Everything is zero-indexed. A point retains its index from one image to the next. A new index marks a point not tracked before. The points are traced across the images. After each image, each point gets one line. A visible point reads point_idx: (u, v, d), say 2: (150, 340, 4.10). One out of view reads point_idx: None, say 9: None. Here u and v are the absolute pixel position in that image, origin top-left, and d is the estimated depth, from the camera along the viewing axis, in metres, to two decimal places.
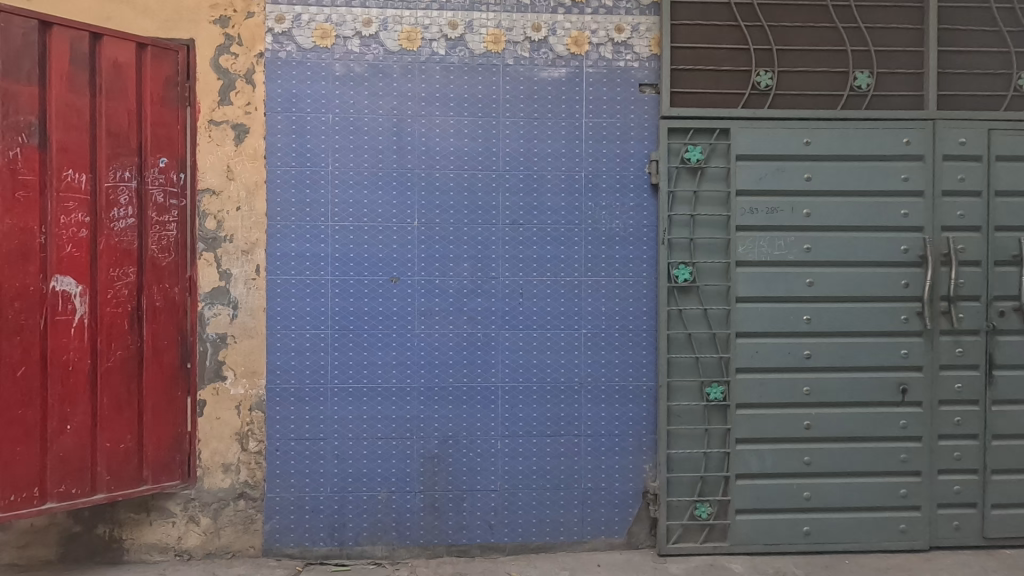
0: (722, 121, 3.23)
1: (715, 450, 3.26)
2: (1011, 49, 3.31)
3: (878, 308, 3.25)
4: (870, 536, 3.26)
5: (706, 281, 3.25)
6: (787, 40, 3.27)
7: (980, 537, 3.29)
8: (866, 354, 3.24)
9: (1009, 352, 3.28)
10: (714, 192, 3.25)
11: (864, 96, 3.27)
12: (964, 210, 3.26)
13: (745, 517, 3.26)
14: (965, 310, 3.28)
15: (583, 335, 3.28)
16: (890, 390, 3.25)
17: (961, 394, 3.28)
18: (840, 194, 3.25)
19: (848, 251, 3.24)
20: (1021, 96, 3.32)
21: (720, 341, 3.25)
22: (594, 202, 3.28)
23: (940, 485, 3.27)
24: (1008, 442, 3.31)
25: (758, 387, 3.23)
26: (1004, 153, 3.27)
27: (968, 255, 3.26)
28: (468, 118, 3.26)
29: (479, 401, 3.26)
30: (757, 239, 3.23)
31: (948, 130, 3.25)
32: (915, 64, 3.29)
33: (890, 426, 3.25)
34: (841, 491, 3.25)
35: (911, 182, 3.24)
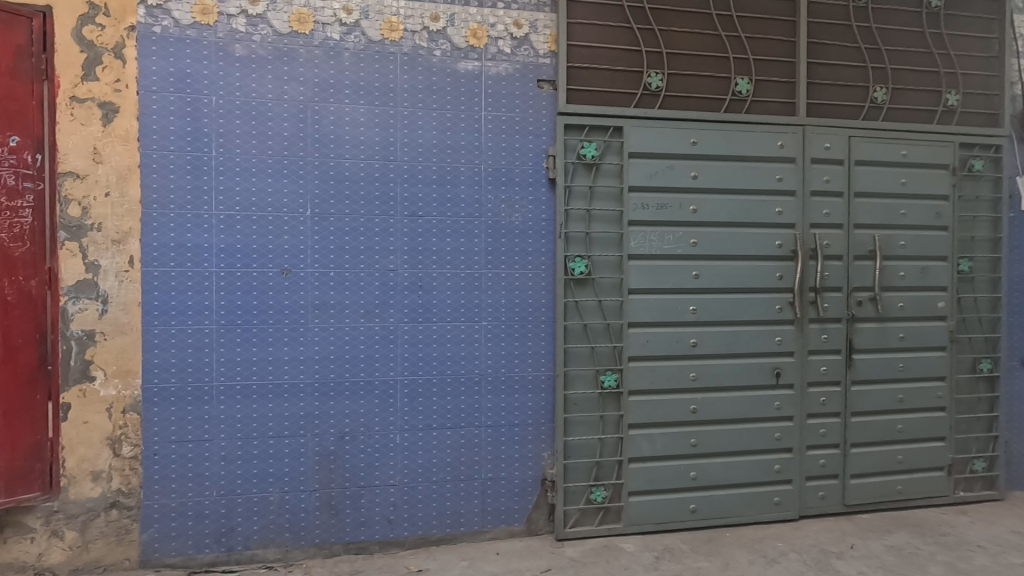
0: (615, 119, 3.35)
1: (610, 436, 3.39)
2: (868, 64, 3.66)
3: (756, 299, 3.50)
4: (748, 511, 3.52)
5: (602, 274, 3.36)
6: (675, 45, 3.44)
7: (842, 504, 3.65)
8: (745, 342, 3.49)
9: (866, 338, 3.65)
10: (608, 188, 3.36)
11: (744, 100, 3.50)
12: (829, 209, 3.58)
13: (637, 498, 3.41)
14: (830, 300, 3.60)
15: (483, 327, 3.30)
16: (766, 374, 3.52)
17: (826, 376, 3.61)
18: (723, 193, 3.47)
19: (730, 245, 3.46)
20: (876, 107, 3.68)
21: (614, 332, 3.38)
22: (494, 195, 3.30)
23: (808, 460, 3.59)
24: (865, 418, 3.68)
25: (649, 374, 3.40)
26: (862, 158, 3.62)
27: (832, 250, 3.59)
28: (364, 106, 3.18)
29: (377, 395, 3.20)
30: (648, 234, 3.38)
31: (815, 136, 3.55)
32: (788, 73, 3.56)
33: (765, 407, 3.52)
34: (723, 470, 3.48)
35: (784, 182, 3.51)
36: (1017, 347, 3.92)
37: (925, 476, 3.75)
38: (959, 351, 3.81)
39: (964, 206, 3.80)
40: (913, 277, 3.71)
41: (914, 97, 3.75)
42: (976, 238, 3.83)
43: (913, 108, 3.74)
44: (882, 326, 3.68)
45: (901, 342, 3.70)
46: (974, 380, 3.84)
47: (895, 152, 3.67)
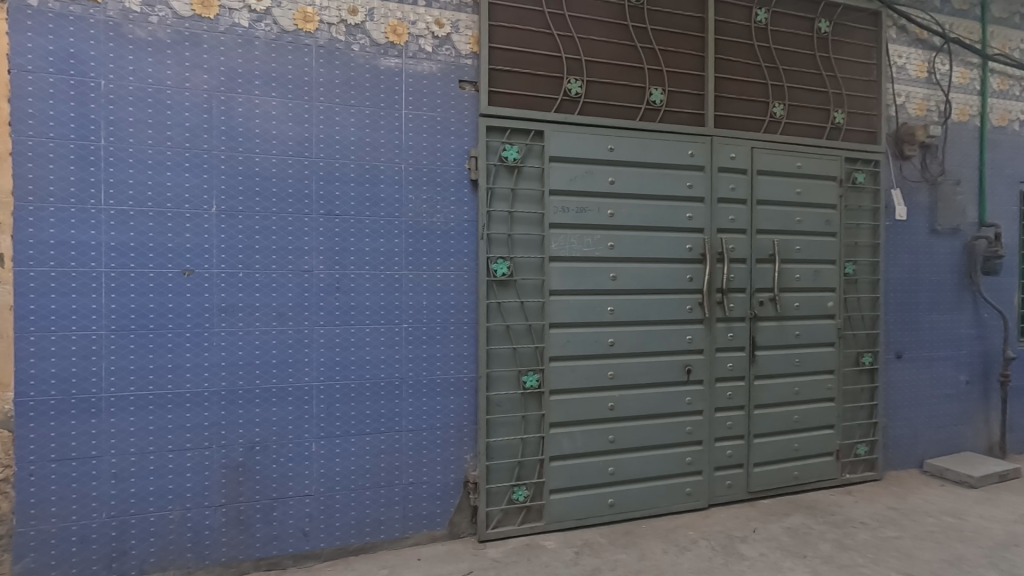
0: (537, 122, 3.39)
1: (532, 436, 3.42)
2: (768, 82, 3.95)
3: (669, 300, 3.67)
4: (663, 502, 3.67)
5: (523, 275, 3.39)
6: (594, 54, 3.54)
7: (746, 491, 3.90)
8: (659, 341, 3.65)
9: (767, 335, 3.93)
10: (529, 191, 3.39)
11: (658, 110, 3.66)
12: (734, 215, 3.82)
13: (559, 496, 3.47)
14: (735, 301, 3.84)
15: (404, 329, 3.23)
16: (678, 371, 3.70)
17: (732, 371, 3.84)
18: (639, 198, 3.61)
19: (645, 248, 3.61)
20: (774, 122, 3.97)
21: (536, 332, 3.43)
22: (415, 195, 3.25)
23: (717, 451, 3.81)
24: (766, 410, 3.95)
25: (569, 373, 3.47)
26: (763, 168, 3.90)
27: (737, 253, 3.83)
28: (277, 99, 3.02)
29: (291, 401, 3.05)
30: (569, 236, 3.46)
31: (722, 146, 3.78)
32: (698, 86, 3.77)
33: (678, 403, 3.70)
34: (639, 464, 3.61)
35: (694, 189, 3.71)
36: (892, 342, 4.37)
37: (817, 461, 4.09)
38: (846, 345, 4.19)
39: (849, 215, 4.19)
40: (806, 279, 4.03)
41: (807, 114, 4.08)
42: (859, 244, 4.23)
43: (806, 124, 4.08)
44: (781, 324, 3.97)
45: (796, 339, 4.02)
46: (858, 373, 4.24)
47: (791, 164, 3.98)
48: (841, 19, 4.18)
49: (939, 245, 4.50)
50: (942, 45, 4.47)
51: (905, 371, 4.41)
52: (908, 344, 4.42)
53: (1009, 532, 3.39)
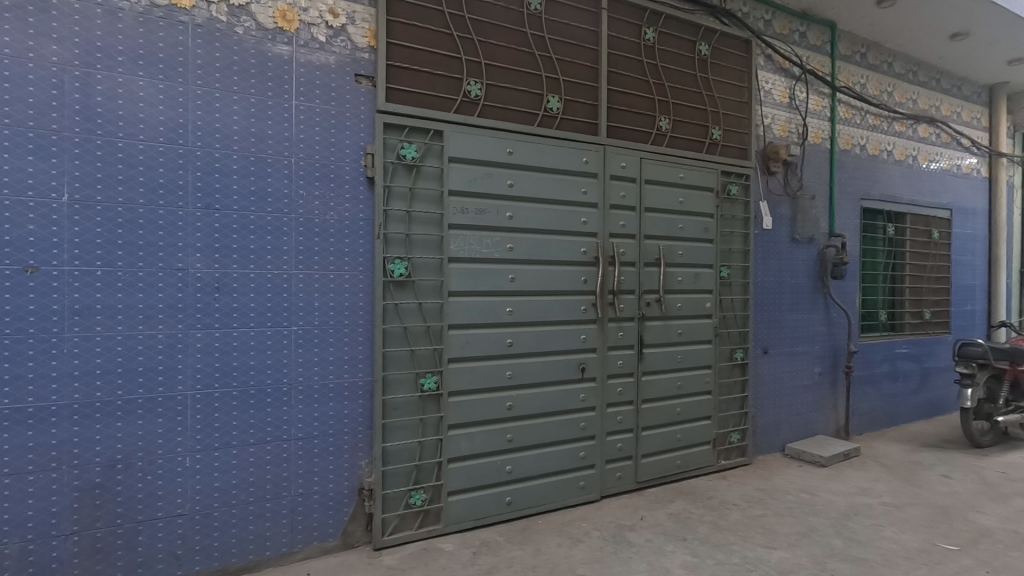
0: (436, 121, 3.36)
1: (430, 438, 3.38)
2: (655, 97, 4.22)
3: (565, 301, 3.79)
4: (558, 497, 3.78)
5: (421, 276, 3.34)
6: (493, 57, 3.58)
7: (635, 481, 4.13)
8: (555, 341, 3.76)
9: (653, 334, 4.19)
10: (428, 191, 3.35)
11: (555, 117, 3.78)
12: (625, 221, 4.04)
13: (457, 497, 3.45)
14: (625, 302, 4.06)
15: (293, 332, 3.06)
16: (573, 369, 3.84)
17: (622, 368, 4.06)
18: (537, 201, 3.70)
19: (543, 250, 3.70)
20: (661, 134, 4.26)
21: (434, 334, 3.39)
22: (306, 190, 3.09)
23: (608, 445, 3.99)
24: (653, 404, 4.21)
25: (468, 374, 3.47)
26: (651, 178, 4.16)
27: (627, 257, 4.05)
28: (145, 79, 2.73)
29: (161, 413, 2.77)
30: (468, 237, 3.46)
31: (614, 155, 3.98)
32: (592, 97, 3.94)
33: (573, 400, 3.84)
34: (536, 461, 3.70)
35: (589, 195, 3.87)
36: (760, 339, 4.85)
37: (697, 450, 4.43)
38: (721, 342, 4.58)
39: (725, 223, 4.58)
40: (688, 282, 4.36)
41: (689, 129, 4.41)
42: (733, 250, 4.65)
43: (689, 139, 4.41)
44: (666, 323, 4.26)
45: (679, 337, 4.33)
46: (731, 367, 4.66)
47: (675, 174, 4.28)
48: (718, 43, 4.57)
49: (798, 252, 5.07)
50: (800, 75, 5.04)
51: (770, 365, 4.91)
52: (773, 340, 4.93)
53: (851, 503, 3.88)
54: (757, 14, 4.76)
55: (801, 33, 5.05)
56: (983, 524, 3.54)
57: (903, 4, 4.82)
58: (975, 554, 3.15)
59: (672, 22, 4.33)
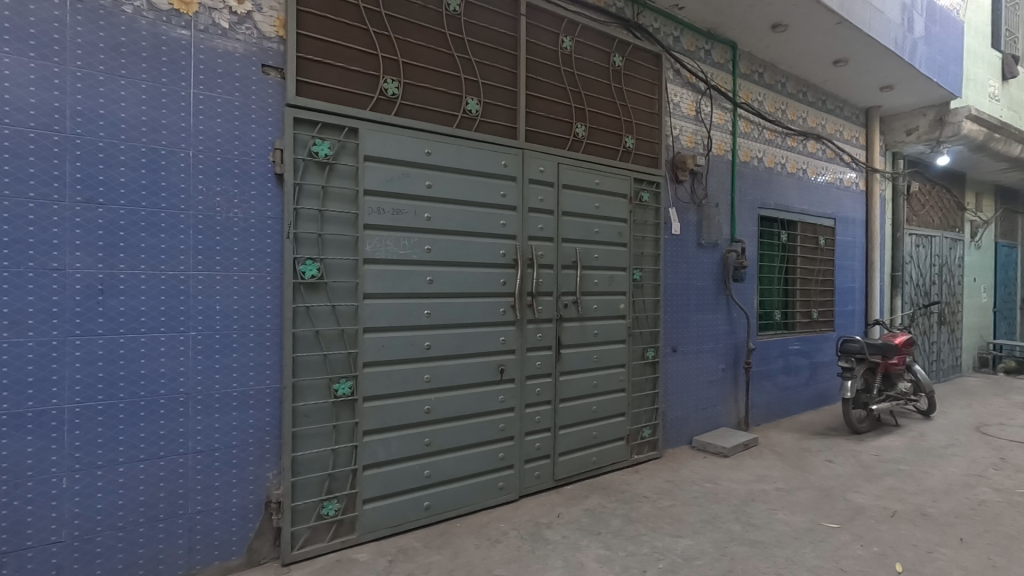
0: (350, 118, 3.25)
1: (343, 446, 3.25)
2: (572, 104, 4.34)
3: (484, 302, 3.80)
4: (477, 499, 3.78)
5: (335, 277, 3.22)
6: (411, 56, 3.52)
7: (553, 479, 4.21)
8: (474, 343, 3.76)
9: (570, 334, 4.30)
10: (342, 190, 3.24)
11: (474, 120, 3.78)
12: (543, 224, 4.12)
13: (373, 505, 3.35)
14: (543, 303, 4.13)
15: (191, 337, 2.84)
16: (492, 370, 3.85)
17: (541, 369, 4.13)
18: (456, 203, 3.68)
19: (461, 252, 3.69)
20: (577, 141, 4.38)
21: (348, 337, 3.28)
22: (206, 185, 2.88)
23: (527, 444, 4.04)
24: (570, 403, 4.32)
25: (385, 379, 3.39)
26: (568, 183, 4.27)
27: (545, 260, 4.13)
28: (13, 56, 2.44)
29: (31, 430, 2.48)
30: (384, 238, 3.38)
31: (532, 159, 4.05)
32: (511, 101, 3.98)
33: (492, 401, 3.85)
34: (454, 463, 3.67)
35: (508, 198, 3.90)
36: (669, 338, 5.11)
37: (612, 446, 4.59)
38: (634, 342, 4.78)
39: (638, 228, 4.79)
40: (603, 284, 4.52)
41: (604, 136, 4.58)
42: (645, 254, 4.87)
43: (604, 146, 4.57)
44: (582, 324, 4.39)
45: (594, 337, 4.47)
46: (644, 365, 4.87)
47: (591, 180, 4.43)
48: (631, 56, 4.78)
49: (704, 257, 5.39)
50: (706, 90, 5.37)
51: (679, 363, 5.19)
52: (681, 339, 5.21)
53: (749, 490, 4.18)
54: (666, 30, 5.02)
55: (706, 51, 5.38)
56: (859, 503, 3.94)
57: (793, 30, 5.27)
58: (852, 530, 3.49)
59: (588, 32, 4.47)
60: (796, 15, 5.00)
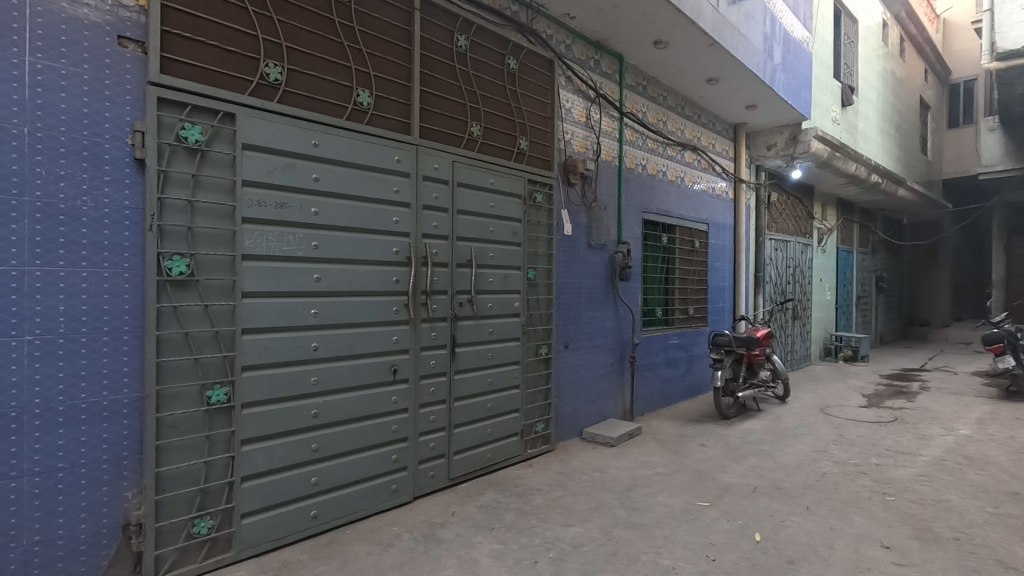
0: (226, 102, 3.00)
1: (218, 457, 2.98)
2: (467, 103, 4.35)
3: (376, 301, 3.70)
4: (368, 504, 3.65)
5: (208, 274, 2.95)
6: (296, 41, 3.32)
7: (447, 478, 4.19)
8: (366, 342, 3.64)
9: (465, 333, 4.31)
10: (216, 180, 2.98)
11: (365, 112, 3.65)
12: (437, 222, 4.09)
13: (252, 519, 3.11)
14: (438, 302, 4.10)
15: (26, 342, 2.48)
16: (384, 371, 3.75)
17: (435, 368, 4.09)
18: (345, 197, 3.53)
19: (351, 249, 3.55)
20: (472, 140, 4.40)
21: (224, 339, 3.02)
22: (45, 169, 2.52)
23: (421, 445, 3.99)
24: (464, 401, 4.32)
25: (266, 383, 3.17)
26: (462, 181, 4.27)
27: (440, 258, 4.10)
28: None
29: None
30: (265, 233, 3.16)
31: (426, 156, 4.00)
32: (404, 96, 3.90)
33: (384, 403, 3.75)
34: (344, 469, 3.52)
35: (401, 194, 3.82)
36: (561, 335, 5.30)
37: (506, 442, 4.66)
38: (528, 339, 4.90)
39: (531, 228, 4.92)
40: (497, 283, 4.58)
41: (498, 136, 4.63)
42: (538, 254, 5.00)
43: (498, 147, 4.63)
44: (476, 322, 4.41)
45: (489, 336, 4.52)
46: (537, 362, 5.01)
47: (485, 180, 4.46)
48: (525, 60, 4.88)
49: (593, 257, 5.66)
50: (595, 98, 5.63)
51: (570, 359, 5.40)
52: (572, 336, 5.43)
53: (633, 476, 4.45)
54: (559, 38, 5.20)
55: (596, 62, 5.65)
56: (726, 481, 4.35)
57: (673, 47, 5.70)
58: (720, 506, 3.84)
59: (483, 33, 4.50)
60: (675, 34, 5.41)
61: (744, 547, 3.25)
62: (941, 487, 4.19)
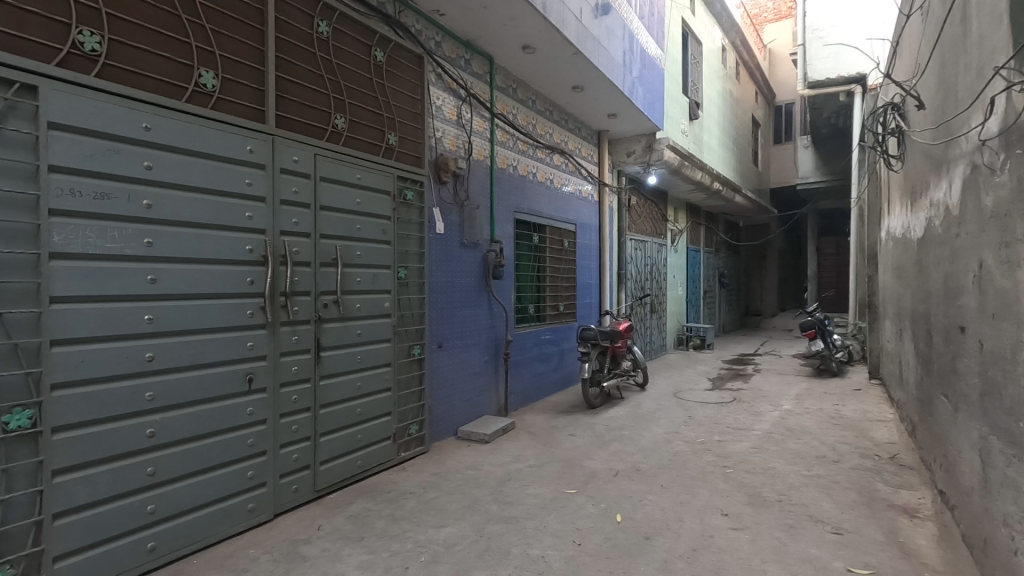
0: (25, 71, 2.53)
1: (20, 494, 2.50)
2: (330, 93, 4.12)
3: (226, 304, 3.36)
4: (219, 528, 3.31)
5: (2, 277, 2.47)
6: (120, 8, 2.90)
7: (313, 491, 3.94)
8: (214, 350, 3.29)
9: (330, 336, 4.09)
10: (12, 163, 2.50)
11: (209, 96, 3.30)
12: (298, 218, 3.82)
13: (69, 562, 2.65)
14: (299, 304, 3.84)
15: None
16: (237, 380, 3.42)
17: (297, 375, 3.83)
18: (186, 189, 3.16)
19: (194, 247, 3.19)
20: (336, 133, 4.18)
21: (26, 353, 2.54)
22: None
23: (281, 458, 3.70)
24: (330, 408, 4.10)
25: (86, 402, 2.73)
26: (326, 176, 4.04)
27: (301, 257, 3.84)
28: None
29: None
30: (82, 227, 2.72)
31: (283, 147, 3.72)
32: (257, 81, 3.59)
33: (238, 415, 3.42)
34: (188, 492, 3.15)
35: (254, 188, 3.51)
36: (434, 335, 5.24)
37: (377, 447, 4.50)
38: (400, 340, 4.78)
39: (401, 226, 4.80)
40: (366, 283, 4.41)
41: (365, 130, 4.45)
42: (409, 252, 4.90)
43: (364, 141, 4.44)
44: (343, 324, 4.21)
45: (357, 338, 4.33)
46: (409, 362, 4.91)
47: (352, 175, 4.27)
48: (393, 53, 4.74)
49: (466, 255, 5.67)
50: (466, 97, 5.64)
51: (443, 358, 5.36)
52: (446, 336, 5.40)
53: (506, 470, 4.54)
54: (428, 33, 5.13)
55: (466, 61, 5.66)
56: (592, 468, 4.60)
57: (540, 53, 5.89)
58: (587, 492, 4.05)
59: (347, 21, 4.29)
60: (541, 40, 5.59)
61: (607, 529, 3.45)
62: (769, 457, 4.82)
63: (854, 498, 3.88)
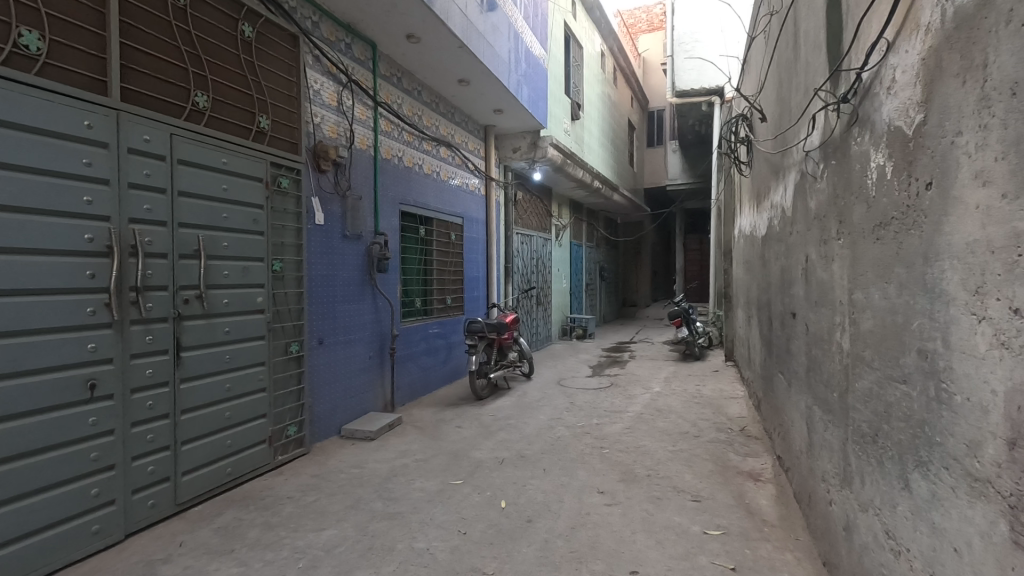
0: None
1: None
2: (188, 68, 3.74)
3: (60, 301, 2.93)
4: (55, 556, 2.89)
5: None
6: None
7: (173, 505, 3.58)
8: (45, 354, 2.86)
9: (192, 335, 3.73)
10: None
11: (34, 60, 2.85)
12: (150, 205, 3.43)
13: None
14: (153, 300, 3.46)
15: None
16: (76, 388, 3.01)
17: (152, 379, 3.45)
18: (3, 167, 2.71)
19: (15, 235, 2.74)
20: (196, 112, 3.81)
21: None
22: None
23: (134, 471, 3.32)
24: (193, 413, 3.75)
25: None
26: (184, 159, 3.67)
27: (154, 248, 3.46)
28: None
29: None
30: None
31: (132, 125, 3.31)
32: (97, 47, 3.16)
33: (77, 427, 3.00)
34: (12, 519, 2.71)
35: (94, 169, 3.09)
36: (313, 331, 4.99)
37: (250, 453, 4.20)
38: (275, 337, 4.49)
39: (275, 216, 4.50)
40: (234, 276, 4.07)
41: (231, 111, 4.10)
42: (284, 244, 4.62)
43: (231, 122, 4.09)
44: (208, 321, 3.86)
45: (225, 336, 4.00)
46: (286, 361, 4.63)
47: (216, 159, 3.91)
48: (263, 29, 4.40)
49: (348, 248, 5.46)
50: (347, 83, 5.40)
51: (324, 355, 5.13)
52: (327, 332, 5.17)
53: (391, 467, 4.47)
54: (303, 12, 4.84)
55: (346, 45, 5.42)
56: (478, 458, 4.68)
57: (425, 43, 5.81)
58: (472, 482, 4.12)
59: None
60: (426, 31, 5.51)
61: (491, 515, 3.53)
62: (640, 436, 5.21)
63: (710, 468, 4.34)
